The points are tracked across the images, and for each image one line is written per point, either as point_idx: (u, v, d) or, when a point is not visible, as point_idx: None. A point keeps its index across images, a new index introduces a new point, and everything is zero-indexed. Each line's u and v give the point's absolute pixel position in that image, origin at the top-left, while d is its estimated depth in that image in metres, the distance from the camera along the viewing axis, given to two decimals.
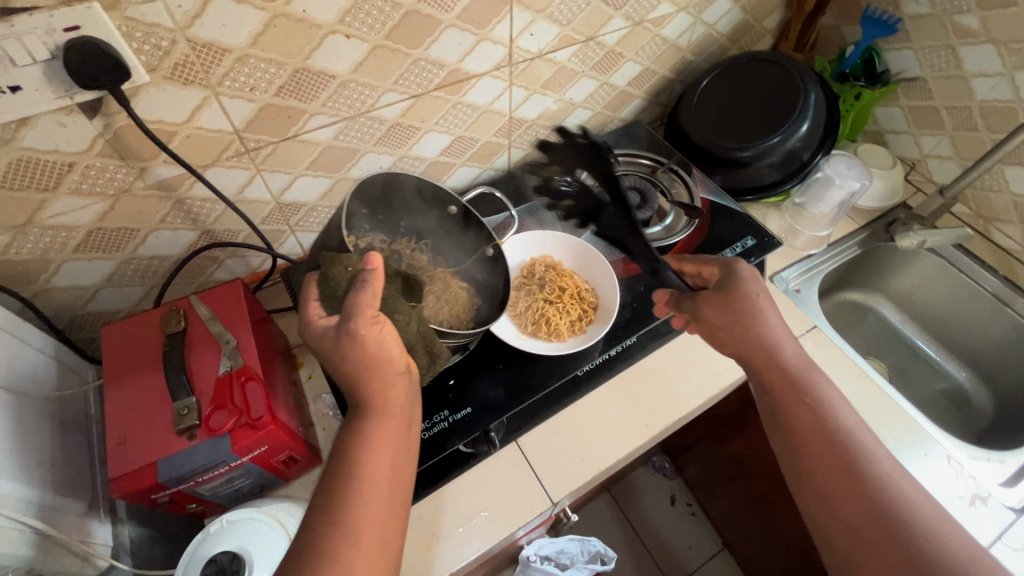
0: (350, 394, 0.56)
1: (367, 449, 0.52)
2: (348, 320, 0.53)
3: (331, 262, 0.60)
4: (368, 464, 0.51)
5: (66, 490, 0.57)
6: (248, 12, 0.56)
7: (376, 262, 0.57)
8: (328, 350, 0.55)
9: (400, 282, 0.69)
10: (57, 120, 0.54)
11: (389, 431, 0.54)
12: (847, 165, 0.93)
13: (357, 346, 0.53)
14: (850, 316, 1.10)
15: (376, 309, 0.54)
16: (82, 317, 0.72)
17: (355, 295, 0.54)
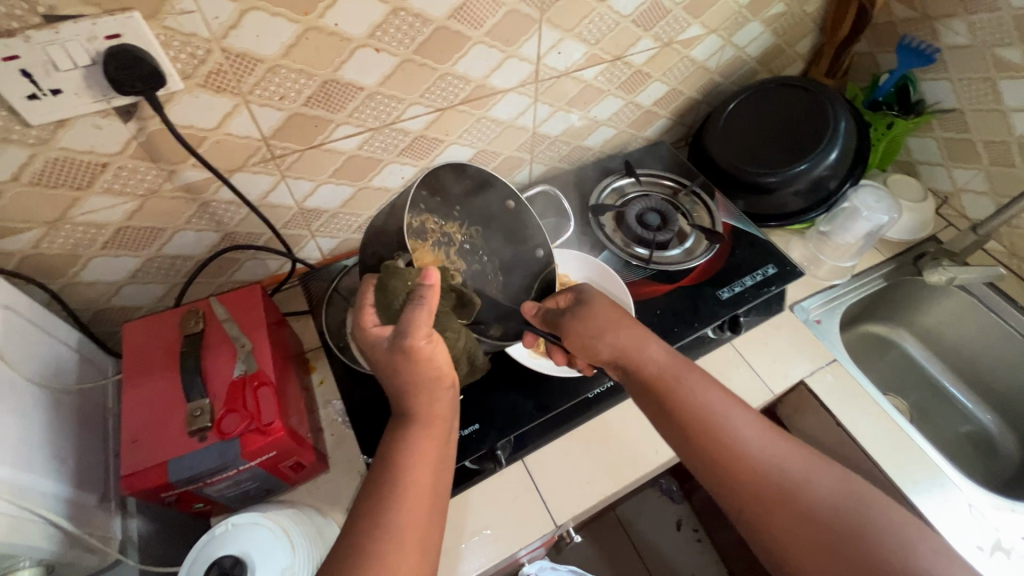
0: (397, 405, 0.57)
1: (410, 457, 0.52)
2: (403, 336, 0.53)
3: (388, 272, 0.58)
4: (409, 472, 0.51)
5: (82, 483, 0.58)
6: (282, 25, 0.58)
7: (434, 279, 0.56)
8: (381, 364, 0.56)
9: (454, 297, 0.66)
10: (94, 123, 0.56)
11: (431, 442, 0.54)
12: (876, 197, 0.90)
13: (409, 361, 0.54)
14: (871, 349, 1.07)
15: (432, 327, 0.54)
16: (106, 311, 0.74)
17: (412, 312, 0.54)
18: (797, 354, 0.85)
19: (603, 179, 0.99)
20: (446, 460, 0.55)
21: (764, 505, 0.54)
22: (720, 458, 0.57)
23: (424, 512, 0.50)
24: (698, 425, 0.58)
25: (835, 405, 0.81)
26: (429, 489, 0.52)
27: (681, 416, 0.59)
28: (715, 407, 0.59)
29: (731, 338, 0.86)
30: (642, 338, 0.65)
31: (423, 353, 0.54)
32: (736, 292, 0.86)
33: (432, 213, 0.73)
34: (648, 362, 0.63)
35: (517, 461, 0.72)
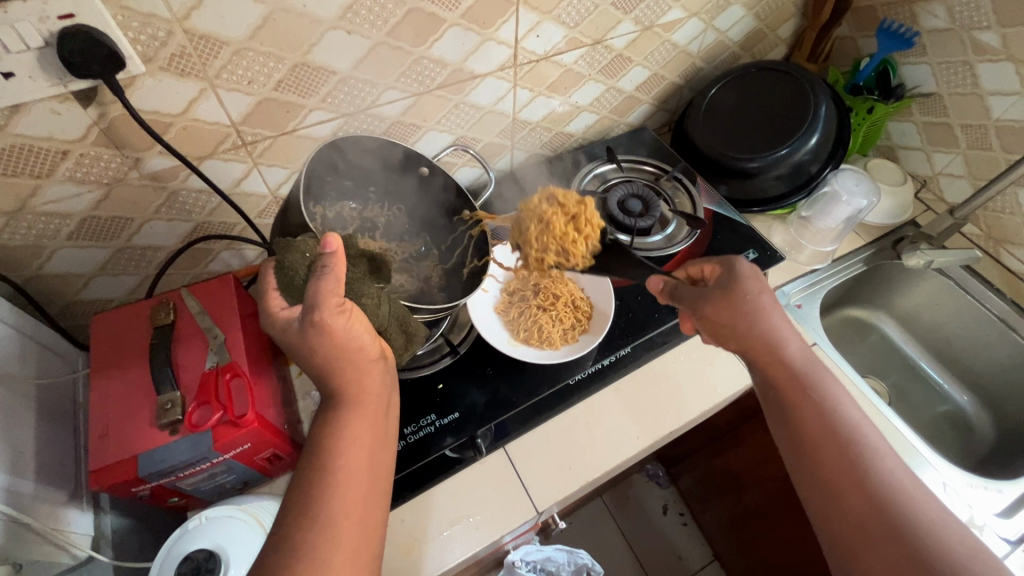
0: (321, 386, 0.56)
1: (345, 439, 0.52)
2: (311, 310, 0.51)
3: (282, 248, 0.55)
4: (344, 454, 0.51)
5: (49, 478, 0.57)
6: (248, 5, 0.56)
7: (335, 245, 0.54)
8: (295, 344, 0.54)
9: (366, 263, 0.62)
10: (51, 108, 0.54)
11: (366, 420, 0.55)
12: (855, 181, 0.91)
13: (324, 336, 0.52)
14: (851, 333, 1.08)
15: (341, 296, 0.53)
16: (75, 304, 0.72)
17: (316, 283, 0.52)
18: None
19: (584, 166, 0.98)
20: (383, 438, 0.56)
21: (869, 537, 0.53)
22: (837, 480, 0.56)
23: (362, 495, 0.51)
24: (823, 433, 0.58)
25: None
26: (368, 471, 0.52)
27: (804, 421, 0.59)
28: (851, 421, 0.58)
29: None
30: (784, 338, 0.63)
31: (341, 327, 0.53)
32: None
33: (345, 200, 0.75)
34: (785, 364, 0.62)
35: (498, 449, 0.72)
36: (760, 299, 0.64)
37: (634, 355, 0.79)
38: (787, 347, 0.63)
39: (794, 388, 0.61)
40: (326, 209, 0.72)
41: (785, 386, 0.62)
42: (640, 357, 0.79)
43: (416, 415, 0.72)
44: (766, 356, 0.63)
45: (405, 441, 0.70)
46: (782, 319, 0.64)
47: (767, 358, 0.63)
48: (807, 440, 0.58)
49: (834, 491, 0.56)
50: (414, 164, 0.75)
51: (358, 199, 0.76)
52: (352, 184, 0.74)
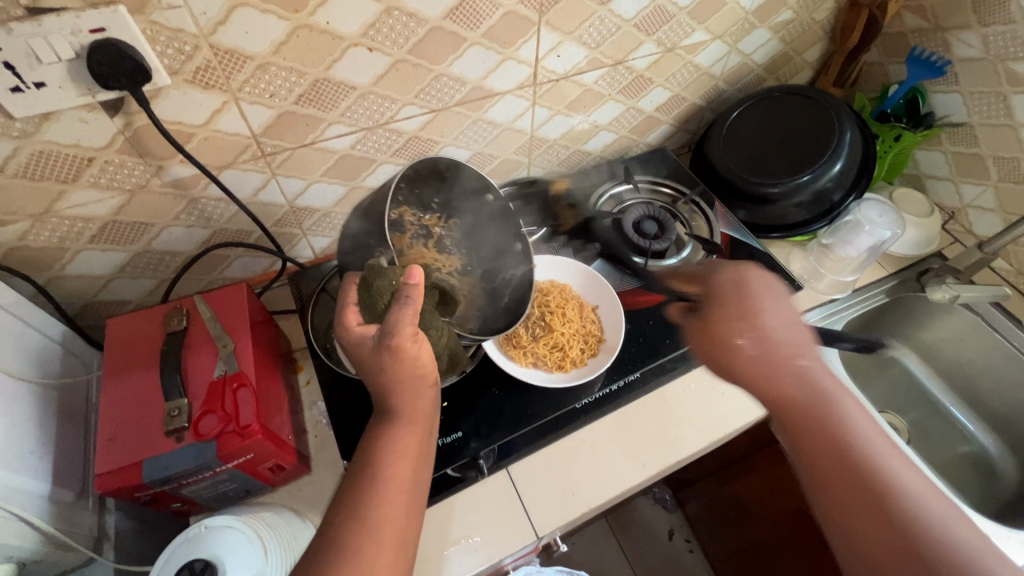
0: (377, 402, 0.57)
1: (389, 452, 0.52)
2: (388, 334, 0.52)
3: (374, 269, 0.56)
4: (389, 466, 0.52)
5: (59, 477, 0.58)
6: (272, 22, 0.57)
7: (418, 277, 0.54)
8: (364, 362, 0.55)
9: (437, 294, 0.68)
10: (80, 116, 0.55)
11: (411, 437, 0.55)
12: (879, 212, 0.89)
13: (395, 359, 0.53)
14: (871, 366, 1.05)
15: (416, 326, 0.53)
16: (94, 304, 0.73)
17: (396, 312, 0.52)
18: None
19: (601, 186, 0.97)
20: (425, 459, 0.55)
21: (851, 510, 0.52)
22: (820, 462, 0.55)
23: (405, 505, 0.50)
24: (836, 454, 0.54)
25: None
26: (410, 486, 0.52)
27: (812, 442, 0.56)
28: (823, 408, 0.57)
29: None
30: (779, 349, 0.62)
31: (407, 350, 0.53)
32: None
33: (410, 204, 0.71)
34: (789, 378, 0.60)
35: (501, 470, 0.71)
36: (761, 309, 0.65)
37: (644, 381, 0.78)
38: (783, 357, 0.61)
39: (791, 402, 0.58)
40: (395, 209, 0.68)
41: (787, 402, 0.58)
42: (649, 383, 0.77)
43: None
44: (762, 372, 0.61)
45: None
46: (785, 327, 0.63)
47: (766, 372, 0.60)
48: (820, 465, 0.55)
49: (840, 505, 0.53)
50: (486, 189, 0.76)
51: (419, 204, 0.72)
52: (421, 192, 0.73)
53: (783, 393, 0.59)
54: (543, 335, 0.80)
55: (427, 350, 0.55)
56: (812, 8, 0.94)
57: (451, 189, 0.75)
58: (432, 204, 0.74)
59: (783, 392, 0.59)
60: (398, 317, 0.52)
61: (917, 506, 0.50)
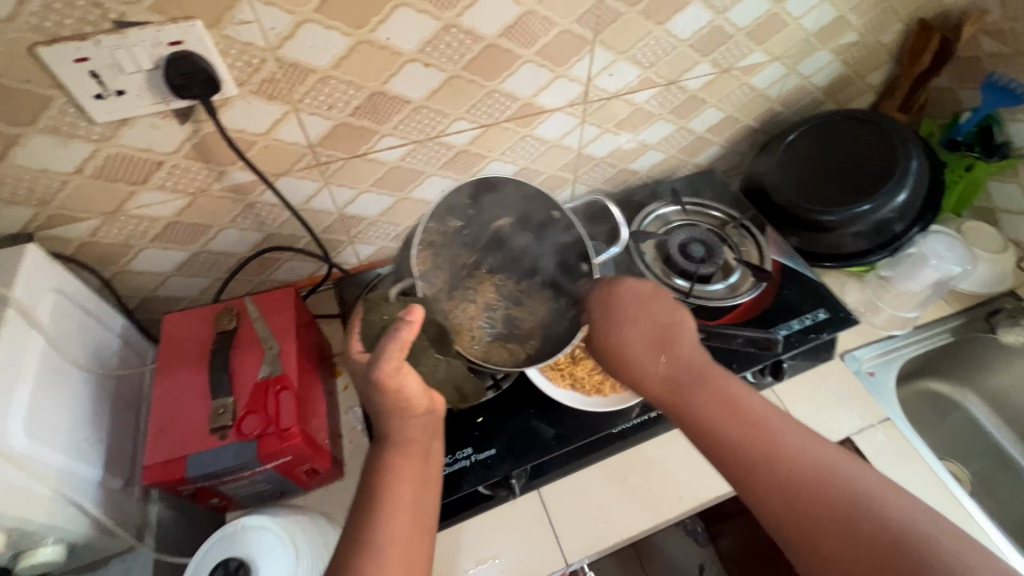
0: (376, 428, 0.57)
1: (389, 479, 0.53)
2: (372, 367, 0.51)
3: (375, 300, 0.58)
4: (388, 491, 0.52)
5: (110, 465, 0.61)
6: (335, 37, 0.59)
7: (416, 314, 0.51)
8: (361, 389, 0.55)
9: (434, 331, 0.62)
10: (153, 123, 0.58)
11: (412, 466, 0.54)
12: (947, 247, 0.85)
13: (382, 392, 0.52)
14: (930, 409, 0.98)
15: (400, 359, 0.51)
16: (152, 299, 0.77)
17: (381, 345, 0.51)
18: (845, 408, 0.79)
19: (647, 206, 0.95)
20: (429, 494, 0.54)
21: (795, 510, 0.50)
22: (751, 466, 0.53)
23: (407, 526, 0.51)
24: (777, 470, 0.52)
25: (883, 468, 0.74)
26: (412, 510, 0.52)
27: (748, 456, 0.53)
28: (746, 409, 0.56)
29: (772, 384, 0.80)
30: (688, 354, 0.60)
31: (393, 382, 0.51)
32: (781, 335, 0.80)
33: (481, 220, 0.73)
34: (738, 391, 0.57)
35: (531, 491, 0.70)
36: (626, 303, 0.64)
37: None
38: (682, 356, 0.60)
39: (704, 407, 0.56)
40: (459, 225, 0.72)
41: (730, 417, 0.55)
42: None
43: (453, 447, 0.70)
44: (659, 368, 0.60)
45: (440, 473, 0.68)
46: (641, 328, 0.62)
47: (712, 384, 0.58)
48: (759, 480, 0.52)
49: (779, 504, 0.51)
50: (546, 206, 0.69)
51: (492, 221, 0.73)
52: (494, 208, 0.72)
53: (721, 403, 0.56)
54: (583, 358, 0.76)
55: (415, 381, 0.53)
56: (878, 31, 0.90)
57: (503, 208, 0.72)
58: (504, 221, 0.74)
59: (732, 406, 0.56)
60: (379, 353, 0.51)
61: (894, 537, 0.46)
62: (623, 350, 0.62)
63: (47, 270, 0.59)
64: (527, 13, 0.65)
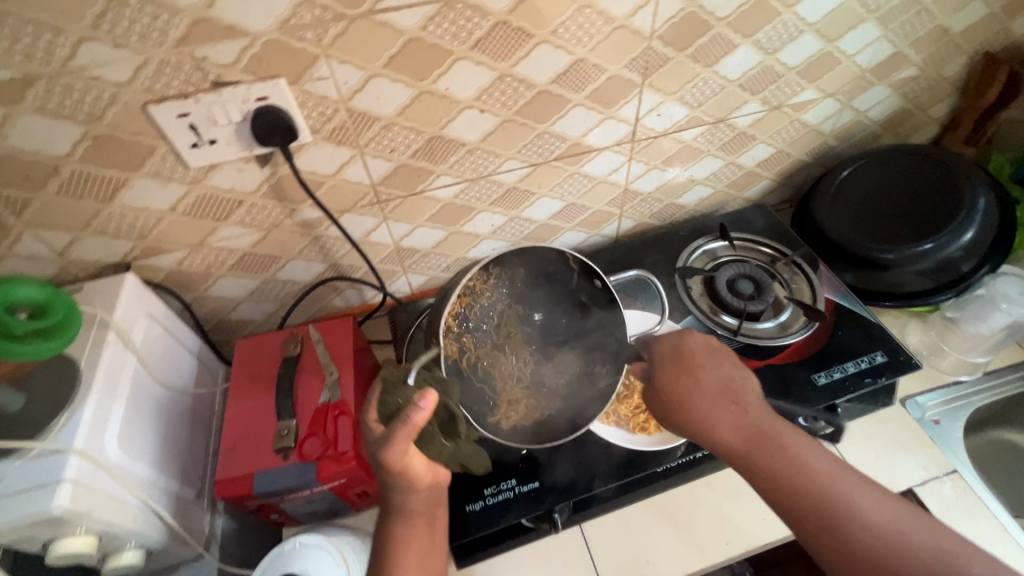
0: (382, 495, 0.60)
1: (398, 546, 0.57)
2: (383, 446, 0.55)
3: (389, 383, 0.58)
4: (398, 560, 0.57)
5: (185, 477, 0.66)
6: (400, 89, 0.64)
7: (428, 403, 0.53)
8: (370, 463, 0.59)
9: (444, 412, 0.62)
10: (237, 167, 0.65)
11: (419, 536, 0.58)
12: (1022, 288, 0.79)
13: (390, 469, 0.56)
14: (1005, 460, 0.92)
15: (409, 442, 0.54)
16: (226, 322, 0.84)
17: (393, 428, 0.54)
18: (907, 457, 0.75)
19: (694, 241, 0.95)
20: (436, 558, 0.59)
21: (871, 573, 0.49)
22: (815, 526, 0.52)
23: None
24: (855, 530, 0.51)
25: (950, 523, 0.70)
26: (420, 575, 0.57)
27: (821, 522, 0.52)
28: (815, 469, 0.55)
29: (826, 428, 0.78)
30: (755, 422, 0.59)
31: (398, 464, 0.55)
32: (836, 378, 0.77)
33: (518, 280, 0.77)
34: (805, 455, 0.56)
35: (573, 525, 0.71)
36: (689, 368, 0.64)
37: None
38: (749, 415, 0.60)
39: (776, 469, 0.55)
40: (498, 281, 0.76)
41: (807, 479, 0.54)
42: None
43: (497, 477, 0.71)
44: (727, 439, 0.58)
45: (485, 502, 0.70)
46: (707, 391, 0.62)
47: (790, 446, 0.57)
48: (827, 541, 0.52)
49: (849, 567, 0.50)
50: (590, 274, 0.74)
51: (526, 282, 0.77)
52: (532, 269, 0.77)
53: (793, 462, 0.55)
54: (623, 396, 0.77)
55: (416, 459, 0.57)
56: (939, 65, 0.88)
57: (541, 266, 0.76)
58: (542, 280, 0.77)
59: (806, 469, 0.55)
60: (389, 435, 0.54)
61: None
62: (696, 417, 0.60)
63: (142, 297, 0.66)
64: (578, 61, 0.69)
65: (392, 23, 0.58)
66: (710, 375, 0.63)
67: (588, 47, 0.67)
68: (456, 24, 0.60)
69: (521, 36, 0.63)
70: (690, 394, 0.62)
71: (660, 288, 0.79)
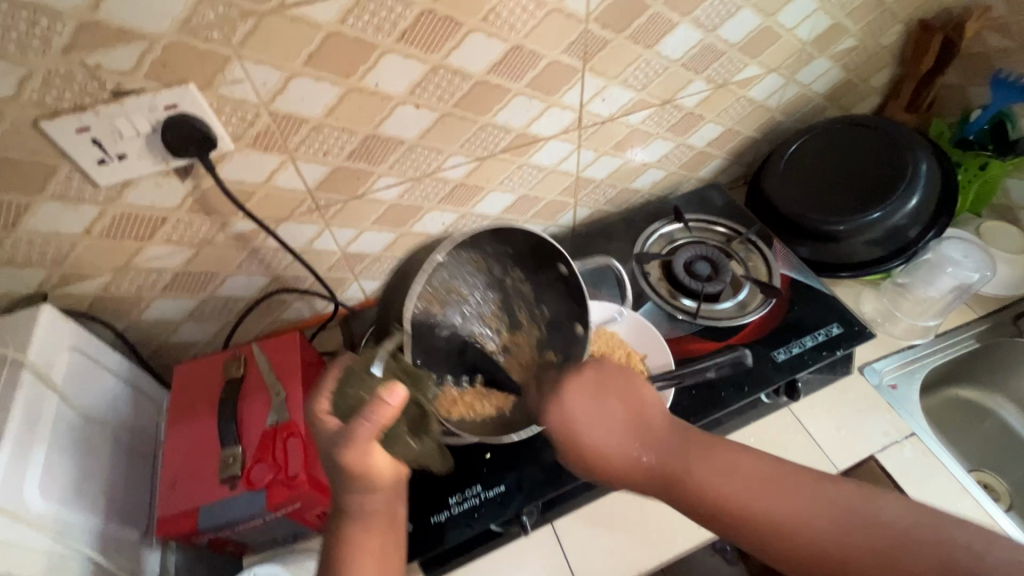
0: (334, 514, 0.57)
1: None
2: (344, 451, 0.50)
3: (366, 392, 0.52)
4: None
5: (125, 518, 0.62)
6: (325, 88, 0.60)
7: (399, 398, 0.50)
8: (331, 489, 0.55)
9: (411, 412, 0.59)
10: (155, 182, 0.60)
11: (372, 546, 0.56)
12: (964, 252, 0.83)
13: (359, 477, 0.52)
14: (961, 418, 0.95)
15: (375, 443, 0.51)
16: (166, 346, 0.79)
17: (356, 426, 0.50)
18: (867, 424, 0.76)
19: (650, 225, 0.94)
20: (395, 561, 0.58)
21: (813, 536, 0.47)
22: (760, 515, 0.49)
23: None
24: (803, 514, 0.48)
25: (910, 485, 0.72)
26: None
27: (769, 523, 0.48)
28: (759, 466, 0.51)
29: (787, 403, 0.78)
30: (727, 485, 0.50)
31: (368, 460, 0.51)
32: (794, 353, 0.78)
33: (485, 274, 0.70)
34: (809, 488, 0.49)
35: (544, 524, 0.70)
36: (573, 401, 0.55)
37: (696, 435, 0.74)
38: (666, 442, 0.54)
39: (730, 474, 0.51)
40: (463, 275, 0.68)
41: (817, 511, 0.47)
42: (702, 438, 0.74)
43: (462, 485, 0.69)
44: (644, 474, 0.53)
45: (450, 512, 0.68)
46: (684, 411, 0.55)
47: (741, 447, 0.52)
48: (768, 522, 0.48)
49: (812, 532, 0.47)
50: (552, 260, 0.70)
51: (496, 275, 0.71)
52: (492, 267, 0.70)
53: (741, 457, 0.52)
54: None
55: (384, 457, 0.52)
56: (877, 34, 0.88)
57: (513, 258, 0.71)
58: (507, 278, 0.72)
59: (822, 525, 0.47)
60: (352, 437, 0.50)
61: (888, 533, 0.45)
62: (637, 431, 0.55)
63: (61, 329, 0.60)
64: (514, 49, 0.66)
65: (307, 18, 0.54)
66: (616, 401, 0.55)
67: (523, 33, 0.65)
68: (378, 15, 0.56)
69: (449, 25, 0.60)
70: (626, 398, 0.56)
71: (621, 269, 0.79)
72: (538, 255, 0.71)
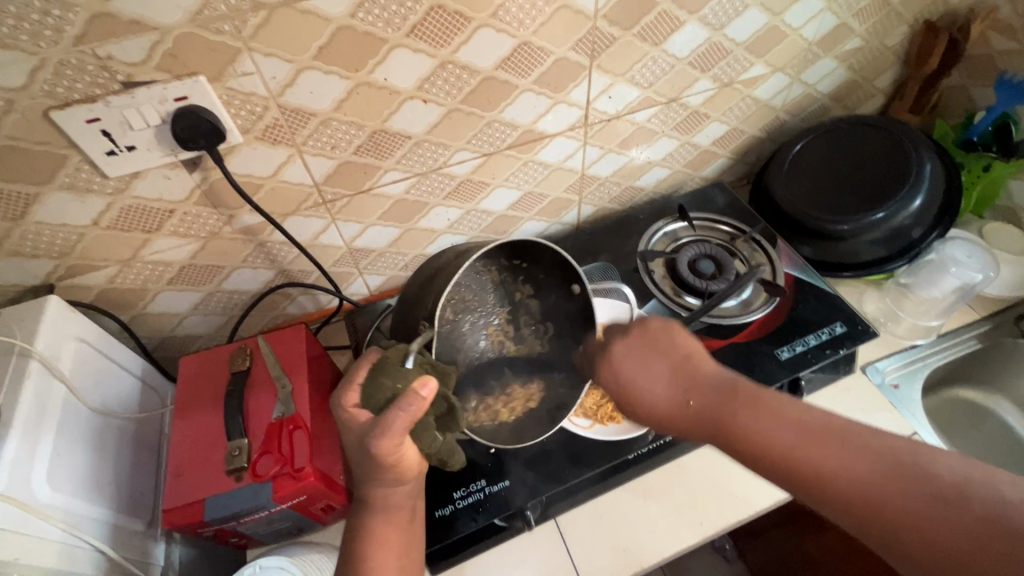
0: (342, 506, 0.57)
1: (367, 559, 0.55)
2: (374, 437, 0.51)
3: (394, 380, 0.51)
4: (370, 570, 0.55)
5: (130, 508, 0.62)
6: (334, 81, 0.60)
7: (428, 391, 0.49)
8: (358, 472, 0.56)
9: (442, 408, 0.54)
10: (164, 174, 0.60)
11: (379, 538, 0.56)
12: (968, 252, 0.83)
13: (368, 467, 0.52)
14: (962, 418, 0.95)
15: (402, 434, 0.50)
16: (171, 339, 0.79)
17: (391, 413, 0.50)
18: (870, 424, 0.76)
19: (654, 224, 0.94)
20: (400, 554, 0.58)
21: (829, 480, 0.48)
22: (783, 461, 0.51)
23: None
24: (825, 460, 0.49)
25: None
26: None
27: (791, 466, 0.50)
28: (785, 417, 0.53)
29: None
30: (783, 430, 0.52)
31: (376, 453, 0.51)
32: (798, 351, 0.78)
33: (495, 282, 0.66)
34: (837, 442, 0.50)
35: (548, 519, 0.70)
36: (621, 357, 0.61)
37: None
38: (710, 397, 0.57)
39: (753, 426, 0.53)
40: (470, 283, 0.63)
41: (844, 463, 0.49)
42: None
43: (466, 479, 0.70)
44: (692, 421, 0.57)
45: (455, 506, 0.68)
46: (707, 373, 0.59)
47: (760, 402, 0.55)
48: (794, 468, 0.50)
49: (834, 474, 0.48)
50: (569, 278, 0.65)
51: (505, 284, 0.66)
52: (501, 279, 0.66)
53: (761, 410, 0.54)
54: (591, 385, 0.75)
55: (410, 448, 0.54)
56: (882, 34, 0.89)
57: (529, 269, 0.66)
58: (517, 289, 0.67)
59: (861, 469, 0.48)
60: (384, 425, 0.50)
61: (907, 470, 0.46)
62: (665, 381, 0.59)
63: (69, 321, 0.61)
64: (522, 45, 0.66)
65: (318, 11, 0.54)
66: (660, 360, 0.61)
67: (532, 29, 0.65)
68: (388, 10, 0.56)
69: (459, 20, 0.60)
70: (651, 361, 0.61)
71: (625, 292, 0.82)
72: (549, 266, 0.66)
